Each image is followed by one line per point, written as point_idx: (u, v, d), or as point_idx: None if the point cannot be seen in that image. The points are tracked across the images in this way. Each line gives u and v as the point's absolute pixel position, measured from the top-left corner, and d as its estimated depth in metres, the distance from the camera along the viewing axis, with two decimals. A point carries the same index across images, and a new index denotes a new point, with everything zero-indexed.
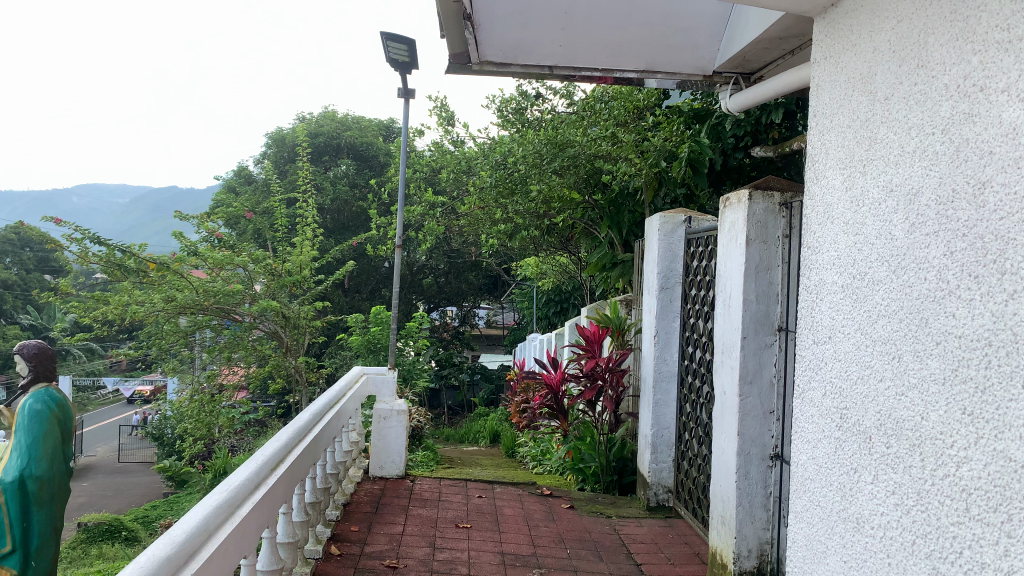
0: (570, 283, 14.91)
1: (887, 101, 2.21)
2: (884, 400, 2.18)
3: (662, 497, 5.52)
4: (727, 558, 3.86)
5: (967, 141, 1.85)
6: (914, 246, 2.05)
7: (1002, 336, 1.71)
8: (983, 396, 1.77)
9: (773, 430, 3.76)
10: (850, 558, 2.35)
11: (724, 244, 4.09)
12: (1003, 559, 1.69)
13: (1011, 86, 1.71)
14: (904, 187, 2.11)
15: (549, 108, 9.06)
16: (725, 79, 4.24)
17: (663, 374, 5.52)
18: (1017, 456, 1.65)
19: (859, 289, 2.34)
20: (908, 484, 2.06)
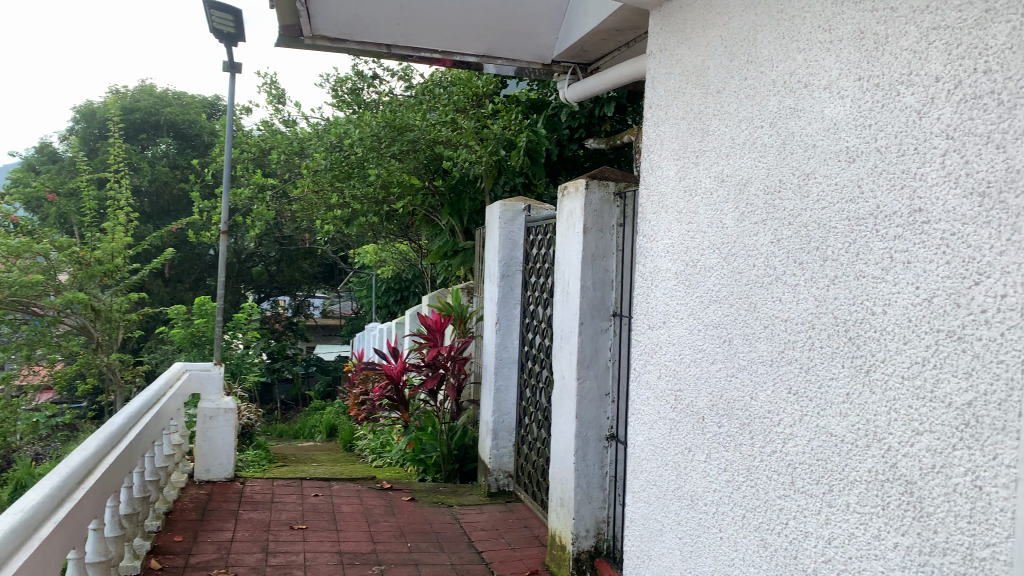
0: (410, 270, 14.71)
1: (719, 94, 2.32)
2: (716, 381, 2.30)
3: (502, 482, 5.55)
4: (565, 539, 3.87)
5: (793, 134, 2.01)
6: (744, 233, 2.19)
7: (824, 319, 1.89)
8: (806, 375, 1.95)
9: (609, 412, 3.84)
10: (685, 535, 2.45)
11: (562, 232, 4.13)
12: (824, 527, 1.88)
13: (833, 83, 1.88)
14: (735, 177, 2.24)
15: (387, 90, 8.80)
16: (564, 68, 4.30)
17: (504, 361, 5.54)
18: (837, 431, 1.84)
19: (692, 276, 2.44)
20: (739, 461, 2.20)
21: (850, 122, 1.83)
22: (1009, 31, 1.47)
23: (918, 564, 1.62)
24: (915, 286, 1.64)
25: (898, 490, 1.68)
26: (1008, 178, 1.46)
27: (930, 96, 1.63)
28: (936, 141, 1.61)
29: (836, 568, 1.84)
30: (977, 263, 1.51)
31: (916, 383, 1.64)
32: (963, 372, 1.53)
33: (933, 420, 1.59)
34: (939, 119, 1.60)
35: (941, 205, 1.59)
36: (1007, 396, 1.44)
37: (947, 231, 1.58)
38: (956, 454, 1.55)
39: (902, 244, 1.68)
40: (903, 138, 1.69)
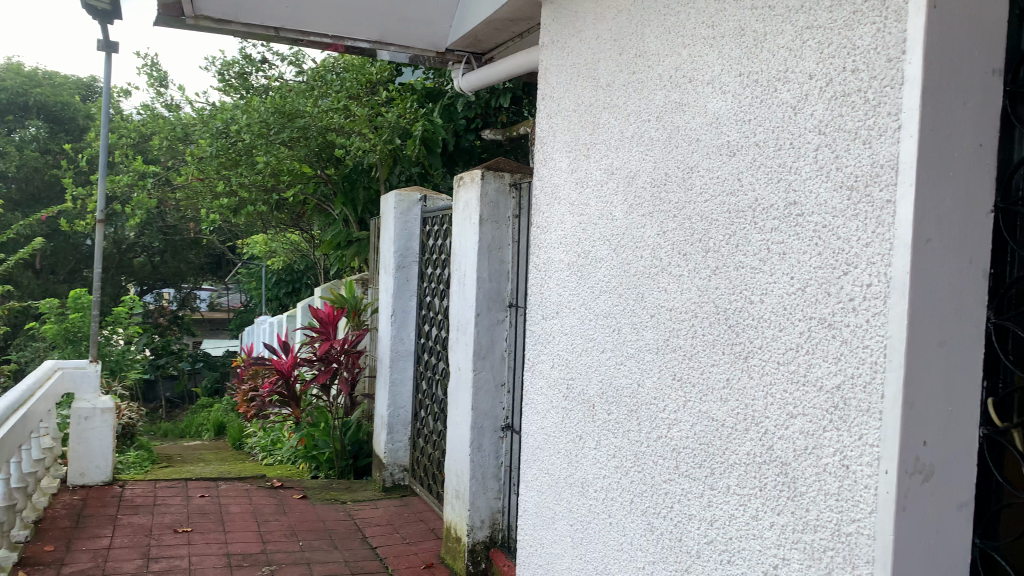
0: (302, 262, 14.28)
1: (608, 88, 2.35)
2: (606, 370, 2.34)
3: (397, 477, 5.48)
4: (460, 532, 3.85)
5: (678, 128, 2.06)
6: (632, 225, 2.23)
7: (707, 308, 1.97)
8: (690, 362, 2.02)
9: (504, 403, 3.84)
10: (576, 522, 2.48)
11: (458, 224, 4.08)
12: (706, 509, 1.96)
13: (715, 79, 1.94)
14: (624, 170, 2.28)
15: (276, 75, 8.46)
16: (457, 58, 4.25)
17: (399, 354, 5.46)
18: (718, 415, 1.92)
19: (583, 267, 2.47)
20: (627, 447, 2.24)
21: (731, 116, 1.90)
22: (874, 32, 1.55)
23: (792, 541, 1.72)
24: (790, 276, 1.73)
25: (775, 471, 1.77)
26: (874, 173, 1.55)
27: (804, 92, 1.71)
28: (810, 137, 1.69)
29: (717, 549, 1.92)
30: (846, 254, 1.60)
31: (791, 368, 1.73)
32: (833, 357, 1.63)
33: (806, 403, 1.69)
34: (812, 115, 1.69)
35: (814, 198, 1.68)
36: (871, 378, 1.54)
37: (819, 223, 1.67)
38: (826, 435, 1.64)
39: (779, 236, 1.77)
40: (780, 133, 1.76)
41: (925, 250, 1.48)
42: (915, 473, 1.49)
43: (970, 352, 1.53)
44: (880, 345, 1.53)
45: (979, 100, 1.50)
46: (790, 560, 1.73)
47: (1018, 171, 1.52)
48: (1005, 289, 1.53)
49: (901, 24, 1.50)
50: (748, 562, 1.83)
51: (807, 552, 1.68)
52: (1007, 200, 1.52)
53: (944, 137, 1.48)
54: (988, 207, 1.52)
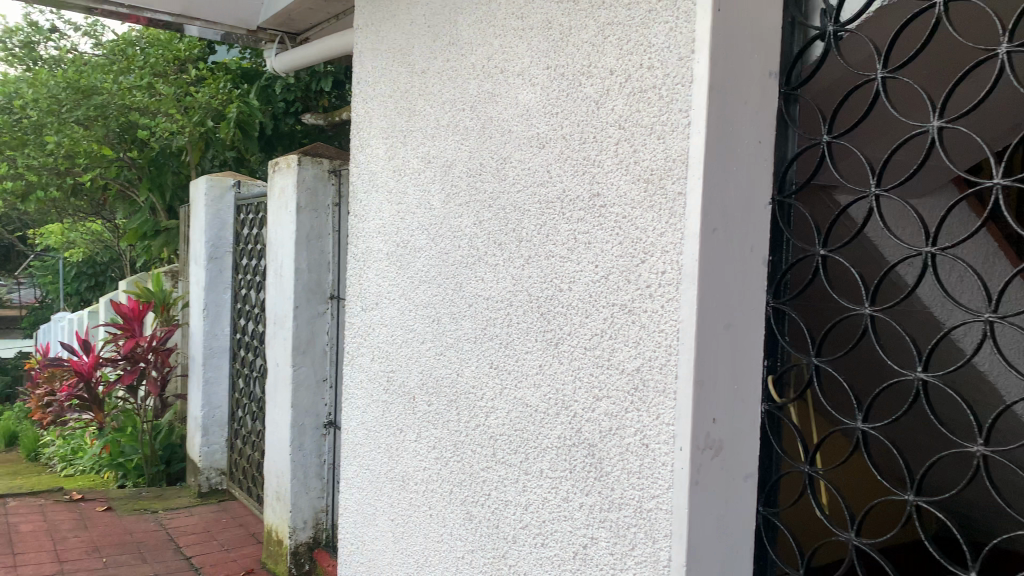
0: (106, 254, 13.11)
1: (423, 74, 2.32)
2: (425, 360, 2.32)
3: (215, 481, 5.18)
4: (282, 534, 3.69)
5: (491, 118, 2.08)
6: (449, 215, 2.22)
7: (520, 297, 2.00)
8: (506, 351, 2.04)
9: (327, 398, 3.70)
10: (397, 517, 2.44)
11: (273, 212, 3.85)
12: (521, 495, 1.99)
13: (526, 70, 1.98)
14: (440, 159, 2.25)
15: (68, 46, 7.73)
16: (270, 36, 4.03)
17: (215, 350, 5.14)
18: (532, 401, 1.96)
19: (402, 257, 2.42)
20: (446, 438, 2.23)
21: (541, 109, 1.94)
22: (666, 33, 1.65)
23: (600, 521, 1.80)
24: (595, 264, 1.81)
25: (582, 453, 1.84)
26: (667, 167, 1.65)
27: (606, 87, 1.78)
28: (610, 131, 1.77)
29: (532, 533, 1.96)
30: (643, 243, 1.70)
31: (597, 352, 1.81)
32: (633, 342, 1.72)
33: (610, 386, 1.78)
34: (613, 110, 1.77)
35: (615, 190, 1.76)
36: (667, 360, 1.65)
37: (619, 215, 1.75)
38: (628, 416, 1.73)
39: (584, 227, 1.84)
40: (585, 127, 1.83)
41: (712, 239, 1.59)
42: (706, 448, 1.60)
43: (753, 334, 1.66)
44: (674, 328, 1.63)
45: (759, 99, 1.62)
46: (598, 539, 1.80)
47: (791, 166, 1.65)
48: (781, 275, 1.66)
49: (689, 26, 1.60)
50: (560, 543, 1.89)
51: (613, 530, 1.76)
52: (781, 193, 1.66)
53: (727, 135, 1.59)
54: (766, 200, 1.65)
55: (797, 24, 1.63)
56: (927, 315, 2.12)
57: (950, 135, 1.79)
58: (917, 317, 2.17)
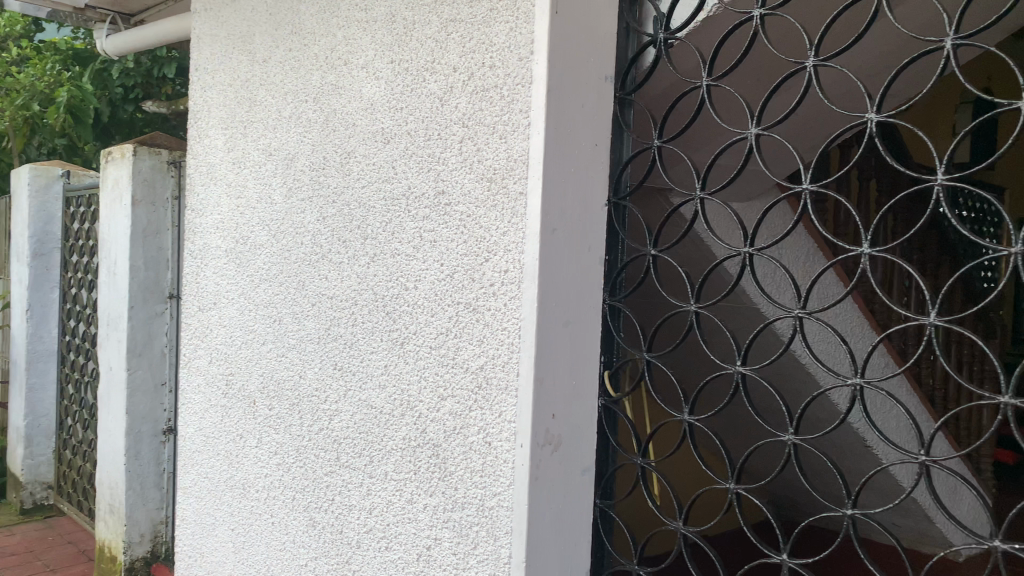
0: None
1: (264, 63, 2.23)
2: (266, 363, 2.22)
3: (40, 496, 4.76)
4: (115, 550, 3.44)
5: (335, 112, 2.02)
6: (291, 210, 2.14)
7: (365, 296, 1.95)
8: (350, 351, 1.99)
9: (166, 404, 3.48)
10: (237, 526, 2.33)
11: (105, 205, 3.55)
12: (366, 498, 1.95)
13: (369, 63, 1.94)
14: (282, 152, 2.17)
15: None
16: (102, 16, 3.74)
17: (40, 354, 4.71)
18: (376, 403, 1.92)
19: (241, 254, 2.30)
20: (289, 442, 2.15)
21: (385, 103, 1.91)
22: (508, 32, 1.66)
23: (443, 522, 1.78)
24: (440, 263, 1.79)
25: (427, 454, 1.82)
26: (509, 166, 1.66)
27: (449, 84, 1.77)
28: (454, 129, 1.76)
29: (376, 537, 1.93)
30: (486, 242, 1.70)
31: (442, 352, 1.79)
32: (477, 340, 1.72)
33: (454, 384, 1.76)
34: (457, 107, 1.76)
35: (458, 187, 1.75)
36: (508, 358, 1.66)
37: (463, 213, 1.74)
38: (472, 415, 1.73)
39: (429, 225, 1.81)
40: (429, 124, 1.81)
41: (551, 238, 1.61)
42: (546, 444, 1.63)
43: (591, 331, 1.70)
44: (516, 326, 1.64)
45: (596, 103, 1.66)
46: (441, 540, 1.79)
47: (625, 169, 1.71)
48: (616, 273, 1.72)
49: (530, 27, 1.62)
50: (403, 546, 1.86)
51: (456, 530, 1.76)
52: (617, 195, 1.71)
53: (566, 136, 1.62)
54: (603, 201, 1.69)
55: (631, 31, 1.68)
56: (748, 311, 2.26)
57: (770, 143, 1.92)
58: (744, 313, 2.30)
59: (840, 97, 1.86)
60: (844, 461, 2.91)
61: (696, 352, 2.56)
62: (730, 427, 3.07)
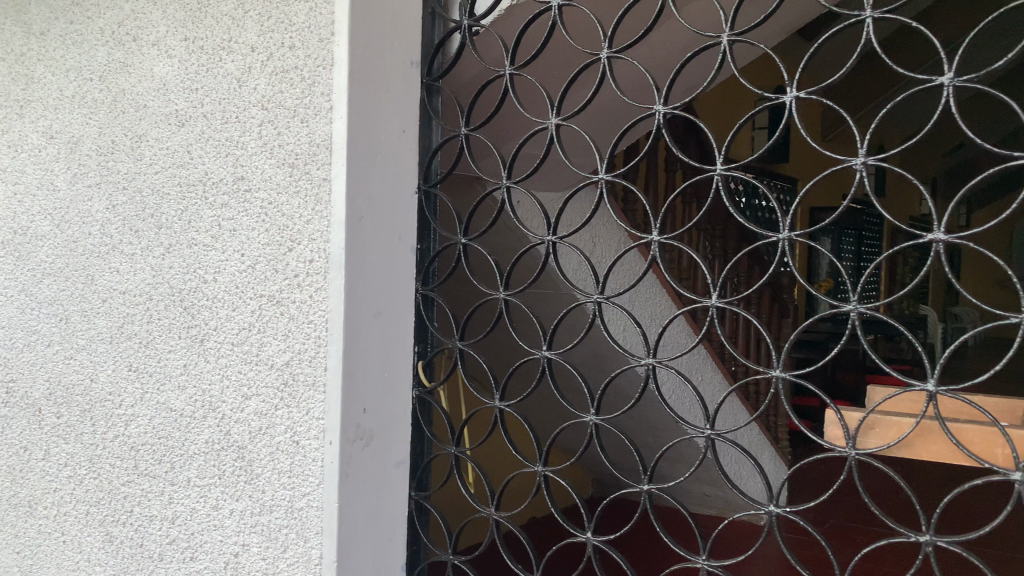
0: None
1: (43, 36, 2.01)
2: (52, 366, 2.01)
3: None
4: None
5: (123, 92, 1.86)
6: (77, 198, 1.94)
7: (160, 290, 1.81)
8: (145, 350, 1.84)
9: None
10: (23, 548, 2.09)
11: None
12: (167, 508, 1.82)
13: (161, 41, 1.80)
14: (66, 134, 1.97)
15: None
16: None
17: None
18: (176, 406, 1.79)
19: (19, 246, 2.06)
20: (80, 453, 1.96)
21: (179, 84, 1.78)
22: (308, 12, 1.59)
23: (250, 526, 1.69)
24: (240, 253, 1.69)
25: (232, 457, 1.72)
26: (312, 151, 1.59)
27: (247, 65, 1.68)
28: (253, 111, 1.67)
29: (180, 548, 1.80)
30: (289, 231, 1.62)
31: (244, 348, 1.69)
32: (282, 335, 1.64)
33: (259, 383, 1.68)
34: (256, 89, 1.66)
35: (259, 173, 1.66)
36: (315, 352, 1.59)
37: (264, 200, 1.66)
38: (278, 413, 1.65)
39: (229, 213, 1.71)
40: (226, 106, 1.71)
41: (358, 227, 1.56)
42: (356, 439, 1.57)
43: (403, 321, 1.66)
44: (323, 319, 1.57)
45: (402, 88, 1.62)
46: (249, 545, 1.70)
47: (435, 156, 1.70)
48: (428, 262, 1.70)
49: (329, 7, 1.55)
50: (209, 555, 1.76)
51: (264, 535, 1.67)
52: (427, 182, 1.69)
53: (372, 121, 1.57)
54: (412, 188, 1.66)
55: (438, 16, 1.67)
56: (559, 295, 2.32)
57: (575, 135, 1.97)
58: (561, 300, 2.35)
59: (640, 88, 1.96)
60: (652, 438, 3.07)
61: (504, 338, 2.61)
62: (540, 409, 3.16)
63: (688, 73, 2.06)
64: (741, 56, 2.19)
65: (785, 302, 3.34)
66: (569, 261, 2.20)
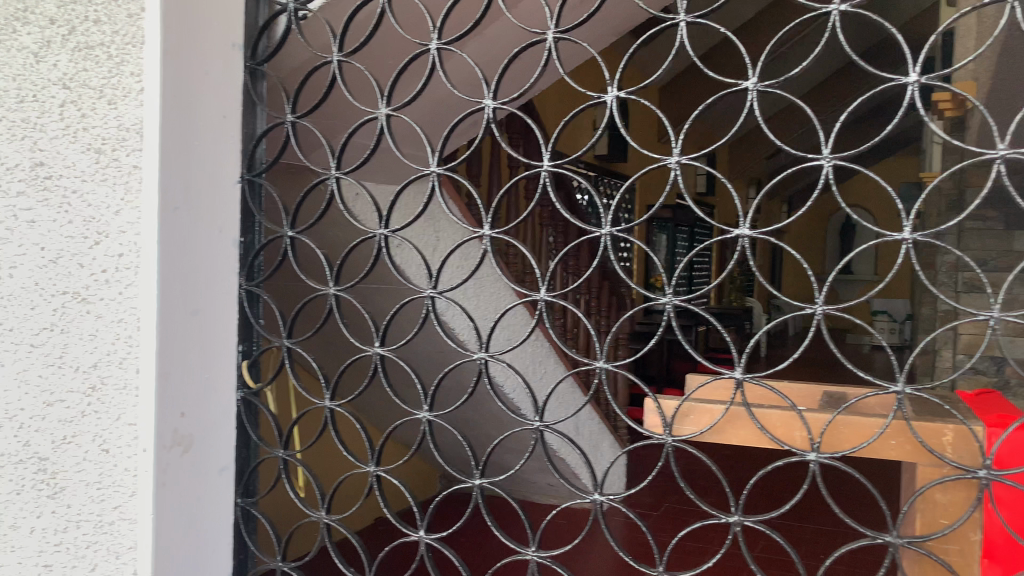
0: None
1: None
2: None
3: None
4: None
5: None
6: None
7: None
8: None
9: None
10: None
11: None
12: None
13: None
14: None
15: None
16: None
17: None
18: None
19: None
20: None
21: None
22: None
23: (54, 545, 1.54)
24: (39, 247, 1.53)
25: (31, 470, 1.56)
26: (120, 136, 1.46)
27: (45, 38, 1.52)
28: (53, 91, 1.51)
29: None
30: (96, 222, 1.49)
31: (44, 351, 1.54)
32: (88, 335, 1.50)
33: (62, 388, 1.53)
34: (55, 66, 1.51)
35: (60, 159, 1.51)
36: (126, 353, 1.47)
37: (67, 188, 1.51)
38: (85, 421, 1.52)
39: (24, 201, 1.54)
40: (20, 83, 1.54)
41: (174, 218, 1.45)
42: (172, 446, 1.47)
43: (225, 319, 1.57)
44: (134, 318, 1.46)
45: (222, 71, 1.53)
46: (53, 567, 1.55)
47: (260, 144, 1.62)
48: (253, 256, 1.61)
49: None
50: None
51: (71, 553, 1.53)
52: (251, 171, 1.61)
53: (187, 106, 1.46)
54: (233, 177, 1.57)
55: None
56: (394, 289, 2.28)
57: (408, 128, 1.94)
58: (393, 292, 2.30)
59: (473, 81, 1.96)
60: (495, 431, 3.08)
61: (333, 334, 2.53)
62: (375, 406, 3.05)
63: (523, 68, 2.09)
64: (573, 54, 2.25)
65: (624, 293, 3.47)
66: (404, 255, 2.15)
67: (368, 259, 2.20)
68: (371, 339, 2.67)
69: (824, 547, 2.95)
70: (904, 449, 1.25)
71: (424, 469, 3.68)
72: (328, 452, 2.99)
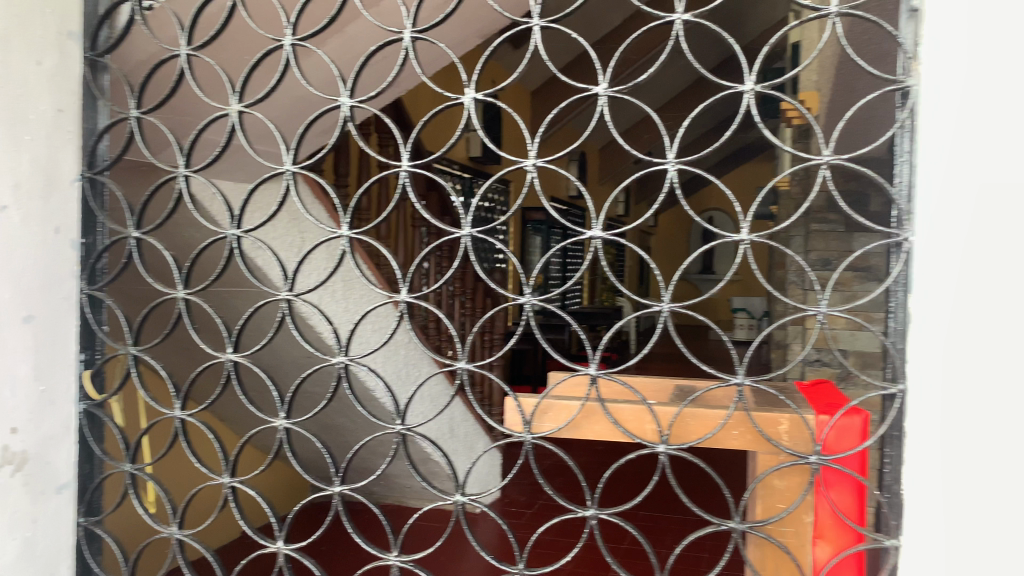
0: None
1: None
2: None
3: None
4: None
5: None
6: None
7: None
8: None
9: None
10: None
11: None
12: None
13: None
14: None
15: None
16: None
17: None
18: None
19: None
20: None
21: None
22: None
23: None
24: None
25: None
26: None
27: None
28: None
29: None
30: None
31: None
32: None
33: None
34: None
35: None
36: None
37: None
38: None
39: None
40: None
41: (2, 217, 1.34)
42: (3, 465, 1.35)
43: (61, 326, 1.47)
44: None
45: (55, 61, 1.43)
46: None
47: (101, 140, 1.52)
48: (95, 259, 1.52)
49: None
50: None
51: None
52: (92, 168, 1.51)
53: (15, 98, 1.35)
54: (70, 175, 1.47)
55: None
56: (247, 290, 2.20)
57: (260, 125, 1.89)
58: (243, 294, 2.22)
59: (327, 79, 1.93)
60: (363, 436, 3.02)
61: (183, 337, 2.39)
62: (232, 412, 2.93)
63: (381, 68, 2.07)
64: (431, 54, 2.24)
65: (495, 295, 3.51)
66: (259, 257, 2.08)
67: (217, 259, 2.11)
68: (223, 343, 2.56)
69: (679, 537, 3.05)
70: (745, 438, 1.32)
71: (289, 478, 3.54)
72: (180, 463, 2.82)
